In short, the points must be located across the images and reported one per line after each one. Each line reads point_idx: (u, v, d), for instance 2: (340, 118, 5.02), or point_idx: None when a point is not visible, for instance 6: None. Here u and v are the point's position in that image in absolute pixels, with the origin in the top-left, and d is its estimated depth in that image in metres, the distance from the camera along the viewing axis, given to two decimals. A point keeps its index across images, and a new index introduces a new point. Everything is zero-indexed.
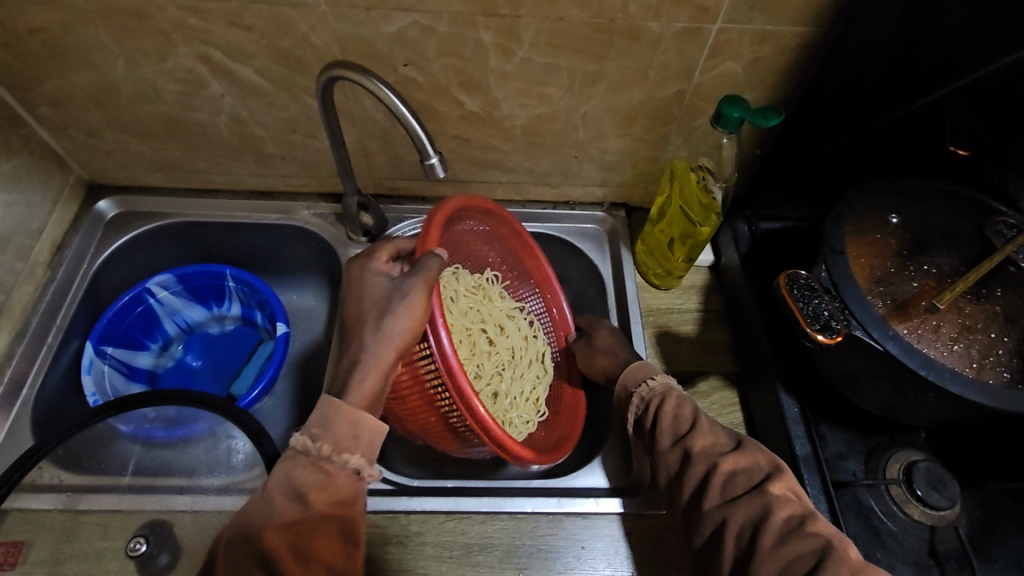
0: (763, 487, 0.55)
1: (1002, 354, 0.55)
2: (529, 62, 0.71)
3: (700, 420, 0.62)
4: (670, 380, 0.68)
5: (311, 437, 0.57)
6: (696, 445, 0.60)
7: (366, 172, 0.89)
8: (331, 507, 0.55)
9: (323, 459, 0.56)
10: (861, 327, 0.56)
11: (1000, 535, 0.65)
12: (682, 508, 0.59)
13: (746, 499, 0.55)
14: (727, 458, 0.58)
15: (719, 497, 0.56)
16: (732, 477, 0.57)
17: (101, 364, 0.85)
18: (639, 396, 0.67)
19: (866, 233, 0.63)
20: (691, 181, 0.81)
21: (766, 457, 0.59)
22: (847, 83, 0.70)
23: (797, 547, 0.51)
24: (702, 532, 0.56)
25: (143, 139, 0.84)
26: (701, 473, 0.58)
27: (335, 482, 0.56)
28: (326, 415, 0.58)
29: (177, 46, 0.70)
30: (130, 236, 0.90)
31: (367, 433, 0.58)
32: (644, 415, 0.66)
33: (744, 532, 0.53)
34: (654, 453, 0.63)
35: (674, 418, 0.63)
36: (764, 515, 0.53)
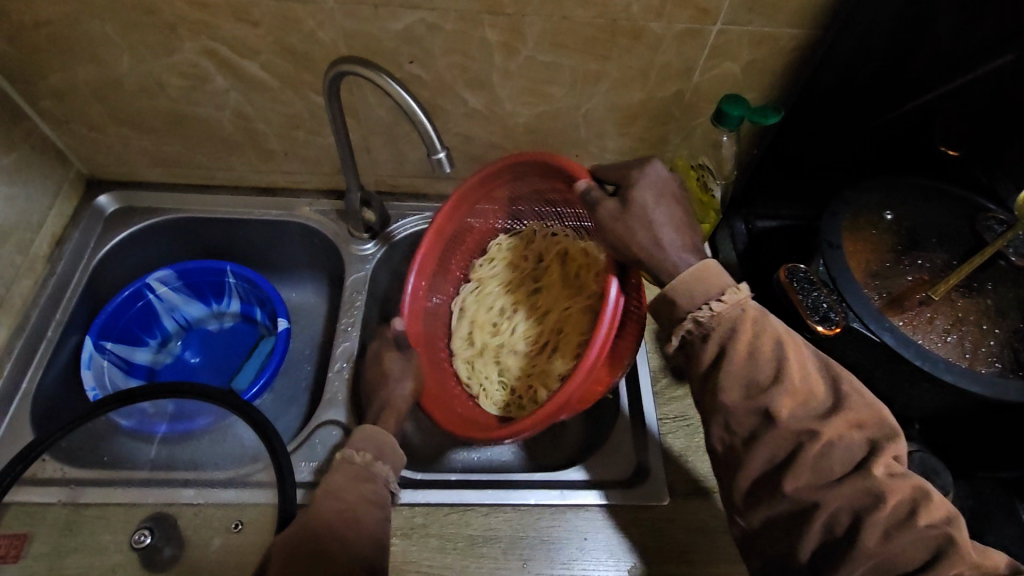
0: (865, 468, 0.49)
1: (994, 345, 0.57)
2: (533, 60, 0.72)
3: (785, 366, 0.54)
4: (738, 296, 0.56)
5: (353, 450, 0.61)
6: (782, 412, 0.52)
7: (369, 169, 0.89)
8: (368, 504, 0.57)
9: (362, 466, 0.59)
10: (859, 319, 0.57)
11: (991, 523, 0.66)
12: (756, 474, 0.53)
13: (844, 481, 0.49)
14: (823, 426, 0.51)
15: (809, 476, 0.50)
16: (829, 451, 0.50)
17: (101, 359, 0.85)
18: (693, 319, 0.57)
19: (861, 229, 0.65)
20: (691, 179, 0.81)
21: (872, 418, 0.51)
22: (842, 84, 0.72)
23: (907, 540, 0.47)
24: (777, 506, 0.52)
25: (146, 134, 0.84)
26: (789, 442, 0.51)
27: (372, 486, 0.58)
28: (365, 432, 0.62)
29: (183, 41, 0.71)
30: (130, 231, 0.90)
31: (394, 453, 0.62)
32: (701, 344, 0.57)
33: (838, 516, 0.49)
34: (719, 406, 0.55)
35: (751, 361, 0.54)
36: (868, 504, 0.48)
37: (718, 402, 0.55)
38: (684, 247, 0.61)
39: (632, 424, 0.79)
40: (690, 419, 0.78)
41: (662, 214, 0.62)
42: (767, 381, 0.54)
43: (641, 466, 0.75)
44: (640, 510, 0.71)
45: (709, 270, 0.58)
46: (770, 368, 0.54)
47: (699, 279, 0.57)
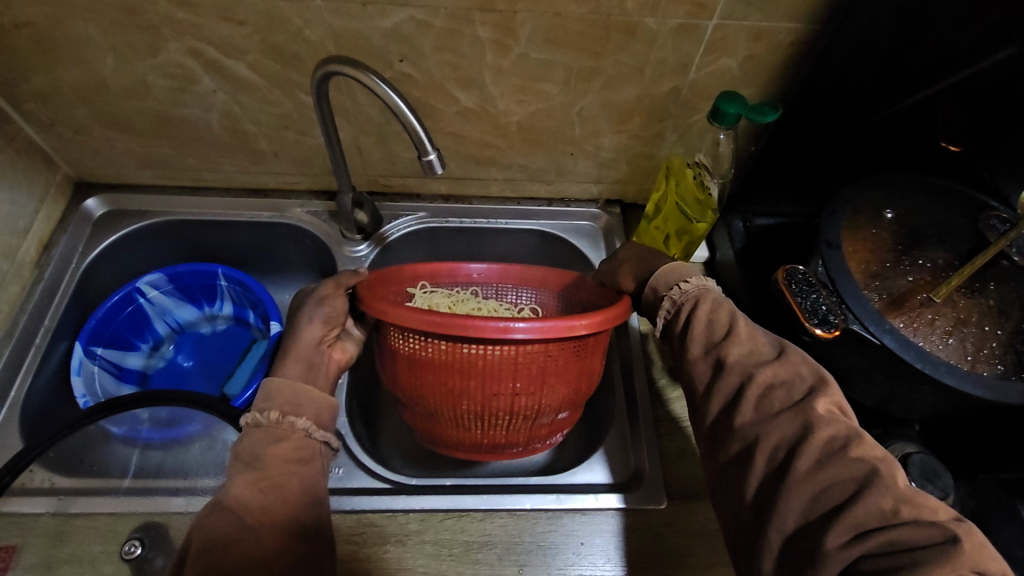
0: (805, 404, 0.49)
1: (996, 347, 0.56)
2: (526, 57, 0.71)
3: (737, 326, 0.56)
4: (706, 280, 0.62)
5: (260, 410, 0.57)
6: (730, 355, 0.54)
7: (361, 169, 0.88)
8: (289, 464, 0.54)
9: (273, 426, 0.56)
10: (858, 321, 0.56)
11: (993, 523, 0.65)
12: (711, 424, 0.54)
13: (783, 416, 0.49)
14: (763, 369, 0.52)
15: (754, 412, 0.50)
16: (770, 391, 0.50)
17: (92, 365, 0.83)
18: (670, 300, 0.62)
19: (861, 228, 0.63)
20: (687, 177, 0.80)
21: (810, 367, 0.52)
22: (840, 79, 0.71)
23: (836, 470, 0.44)
24: (730, 448, 0.51)
25: (133, 136, 0.83)
26: (735, 384, 0.53)
27: (289, 442, 0.55)
28: (271, 387, 0.58)
29: (167, 41, 0.69)
30: (120, 236, 0.88)
31: (313, 401, 0.59)
32: (675, 319, 0.61)
33: (779, 452, 0.48)
34: (683, 361, 0.58)
35: (708, 324, 0.58)
36: (804, 436, 0.47)
37: (685, 360, 0.58)
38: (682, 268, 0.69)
39: (629, 426, 0.78)
40: (687, 421, 0.77)
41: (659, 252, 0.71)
42: (722, 338, 0.56)
43: (638, 469, 0.74)
44: (636, 514, 0.70)
45: (677, 267, 0.65)
46: (724, 328, 0.57)
47: (672, 274, 0.65)
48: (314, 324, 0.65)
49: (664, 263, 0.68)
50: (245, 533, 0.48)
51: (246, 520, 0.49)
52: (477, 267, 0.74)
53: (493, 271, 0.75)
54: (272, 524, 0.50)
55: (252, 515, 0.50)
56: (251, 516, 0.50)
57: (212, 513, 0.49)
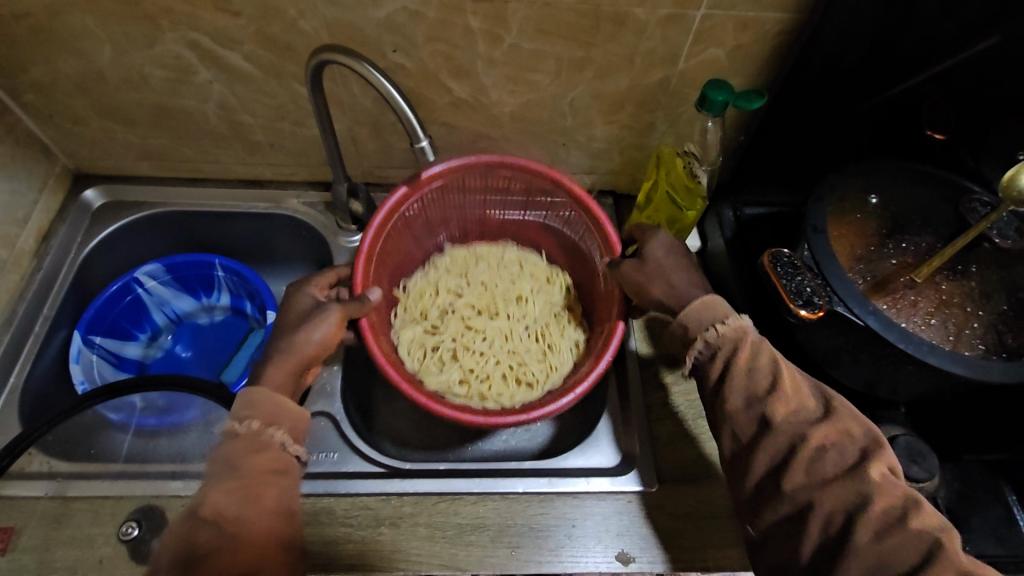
0: (860, 470, 0.54)
1: (978, 327, 0.57)
2: (517, 48, 0.72)
3: (781, 379, 0.59)
4: (743, 319, 0.63)
5: (240, 418, 0.58)
6: (779, 416, 0.57)
7: (357, 160, 0.89)
8: (268, 474, 0.55)
9: (253, 435, 0.57)
10: (843, 303, 0.57)
11: (979, 504, 0.65)
12: (758, 480, 0.58)
13: (837, 482, 0.54)
14: (814, 430, 0.56)
15: (806, 475, 0.55)
16: (823, 454, 0.55)
17: (90, 353, 0.85)
18: (703, 340, 0.62)
19: (846, 213, 0.64)
20: (677, 166, 0.81)
21: (859, 426, 0.57)
22: (827, 69, 0.71)
23: (896, 540, 0.51)
24: (780, 508, 0.56)
25: (131, 127, 0.84)
26: (785, 444, 0.57)
27: (268, 453, 0.56)
28: (255, 396, 0.59)
29: (164, 32, 0.70)
30: (117, 226, 0.89)
31: (291, 413, 0.59)
32: (709, 362, 0.63)
33: (835, 517, 0.53)
34: (721, 411, 0.61)
35: (750, 375, 0.60)
36: (860, 504, 0.53)
37: (723, 411, 0.61)
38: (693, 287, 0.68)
39: (621, 413, 0.79)
40: (678, 407, 0.78)
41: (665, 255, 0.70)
42: (764, 391, 0.59)
43: (627, 453, 0.75)
44: (626, 499, 0.71)
45: (712, 302, 0.65)
46: (767, 381, 0.60)
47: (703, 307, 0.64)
48: (303, 339, 0.65)
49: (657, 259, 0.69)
50: (227, 541, 0.51)
51: (225, 529, 0.51)
52: (439, 164, 0.75)
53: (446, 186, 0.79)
54: (249, 533, 0.52)
55: (229, 525, 0.51)
56: (229, 525, 0.51)
57: (190, 521, 0.52)
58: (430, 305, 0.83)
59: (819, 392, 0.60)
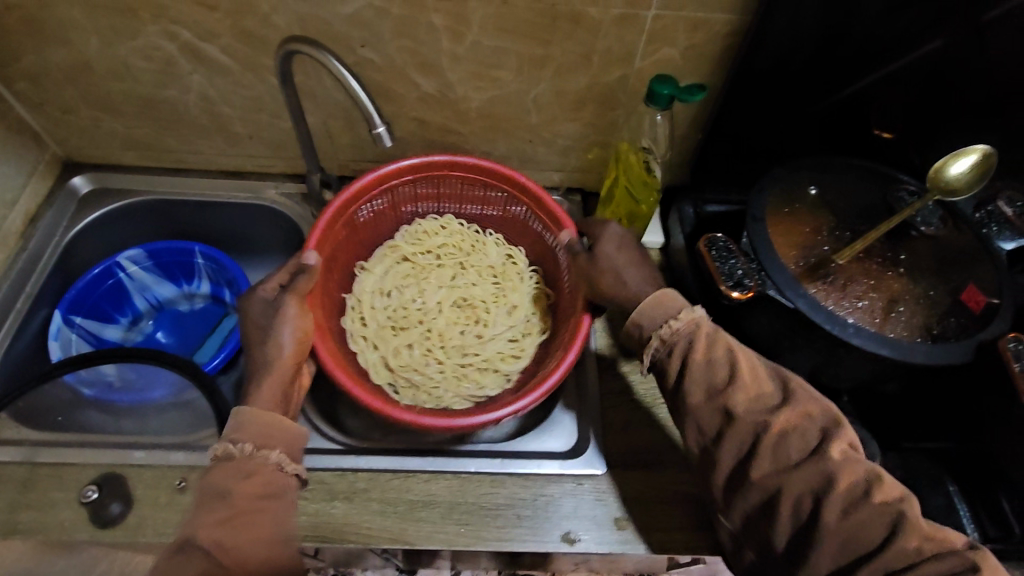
0: (822, 451, 0.54)
1: (904, 312, 0.59)
2: (479, 44, 0.75)
3: (738, 368, 0.58)
4: (696, 312, 0.62)
5: (231, 440, 0.59)
6: (739, 406, 0.56)
7: (332, 154, 0.93)
8: (261, 500, 0.57)
9: (245, 459, 0.58)
10: (775, 287, 0.59)
11: (919, 492, 0.66)
12: (725, 474, 0.57)
13: (803, 466, 0.54)
14: (775, 417, 0.56)
15: (772, 462, 0.55)
16: (786, 439, 0.55)
17: (70, 332, 0.89)
18: (658, 338, 0.62)
19: (786, 205, 0.66)
20: (634, 164, 0.83)
21: (818, 407, 0.57)
22: (777, 68, 0.74)
23: (863, 517, 0.51)
24: (749, 498, 0.55)
25: (117, 116, 0.88)
26: (749, 434, 0.56)
27: (261, 478, 0.58)
28: (243, 418, 0.59)
29: (146, 24, 0.75)
30: (102, 212, 0.93)
31: (283, 432, 0.60)
32: (667, 359, 0.62)
33: (804, 502, 0.53)
34: (684, 408, 0.60)
35: (708, 366, 0.59)
36: (827, 485, 0.52)
37: (685, 405, 0.60)
38: (645, 281, 0.69)
39: (577, 401, 0.80)
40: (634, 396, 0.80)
41: (618, 257, 0.70)
42: (723, 382, 0.59)
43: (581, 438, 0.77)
44: (576, 482, 0.72)
45: (666, 297, 0.64)
46: (725, 371, 0.59)
47: (656, 304, 0.64)
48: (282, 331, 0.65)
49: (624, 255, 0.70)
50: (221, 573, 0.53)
51: (221, 562, 0.53)
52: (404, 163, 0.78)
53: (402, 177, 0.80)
54: (247, 559, 0.55)
55: (225, 554, 0.54)
56: (226, 555, 0.54)
57: (181, 553, 0.53)
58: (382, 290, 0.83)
59: (776, 375, 0.59)
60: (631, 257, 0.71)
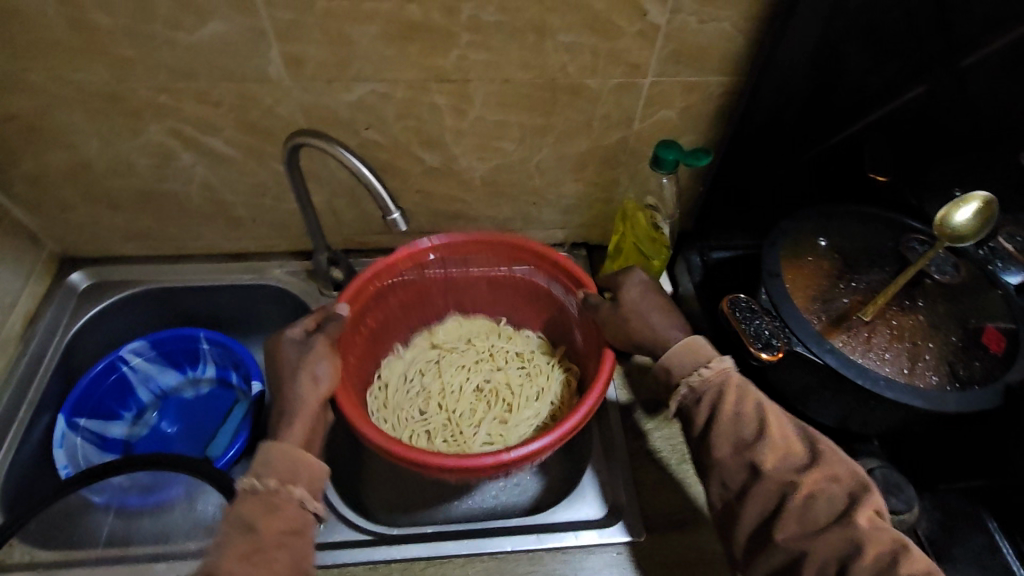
0: (849, 517, 0.53)
1: (930, 359, 0.60)
2: (482, 119, 0.77)
3: (767, 425, 0.58)
4: (725, 363, 0.62)
5: (257, 475, 0.57)
6: (767, 463, 0.56)
7: (337, 230, 0.92)
8: (284, 536, 0.55)
9: (270, 493, 0.56)
10: (802, 342, 0.60)
11: (960, 533, 0.66)
12: (746, 532, 0.57)
13: (830, 530, 0.53)
14: (803, 477, 0.55)
15: (798, 524, 0.54)
16: (812, 503, 0.54)
17: (74, 436, 0.85)
18: (686, 385, 0.62)
19: (800, 256, 0.68)
20: (641, 221, 0.85)
21: (848, 471, 0.56)
22: (772, 122, 0.76)
23: None
24: (772, 559, 0.55)
25: (117, 211, 0.87)
26: (774, 493, 0.55)
27: (284, 514, 0.56)
28: (270, 453, 0.58)
29: (149, 123, 0.75)
30: (102, 306, 0.91)
31: (310, 468, 0.59)
32: (694, 407, 0.62)
33: (829, 566, 0.52)
34: (708, 460, 0.60)
35: (735, 420, 0.59)
36: (854, 552, 0.52)
37: (710, 457, 0.60)
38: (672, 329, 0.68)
39: (606, 462, 0.79)
40: (662, 453, 0.79)
41: (650, 305, 0.70)
42: (751, 437, 0.58)
43: (615, 502, 0.76)
44: (616, 551, 0.71)
45: (695, 344, 0.64)
46: (753, 426, 0.58)
47: (687, 351, 0.64)
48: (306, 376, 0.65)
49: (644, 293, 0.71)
50: None
51: None
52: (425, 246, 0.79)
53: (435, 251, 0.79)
54: None
55: None
56: None
57: None
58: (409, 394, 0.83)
59: (806, 434, 0.59)
60: (656, 300, 0.71)
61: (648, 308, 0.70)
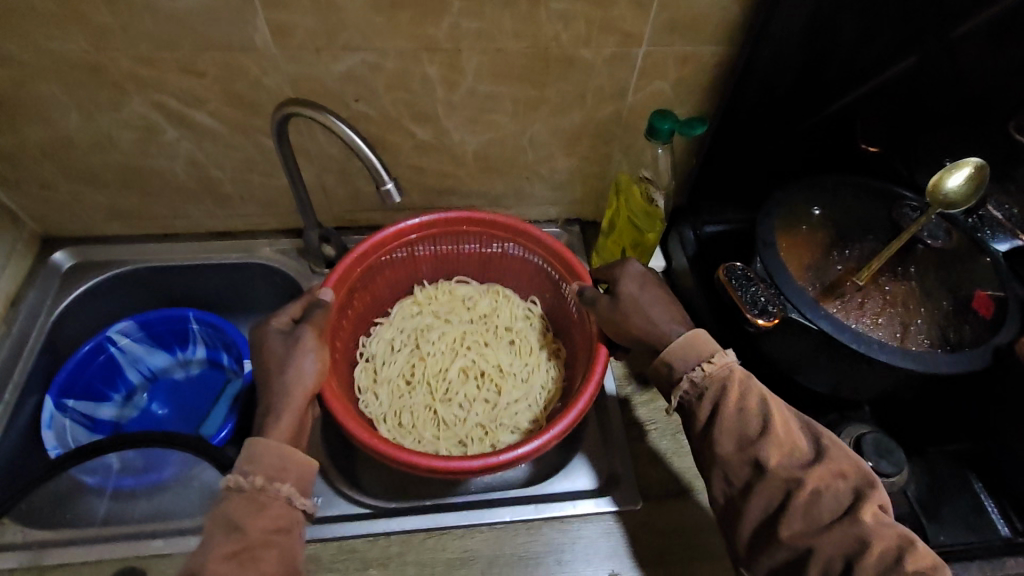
0: (855, 513, 0.53)
1: (921, 324, 0.61)
2: (474, 91, 0.76)
3: (771, 420, 0.58)
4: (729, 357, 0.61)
5: (243, 472, 0.56)
6: (772, 460, 0.56)
7: (327, 206, 0.91)
8: (270, 533, 0.54)
9: (256, 490, 0.55)
10: (797, 309, 0.61)
11: (947, 494, 0.68)
12: (750, 530, 0.57)
13: (835, 528, 0.53)
14: (808, 473, 0.55)
15: (803, 522, 0.54)
16: (818, 498, 0.54)
17: (63, 418, 0.84)
18: (689, 380, 0.62)
19: (794, 226, 0.68)
20: (635, 194, 0.84)
21: (851, 465, 0.56)
22: (765, 93, 0.76)
23: None
24: (777, 555, 0.55)
25: (99, 188, 0.85)
26: (781, 490, 0.55)
27: (270, 512, 0.54)
28: (257, 448, 0.57)
29: (130, 95, 0.73)
30: (88, 287, 0.89)
31: (298, 465, 0.57)
32: (696, 403, 0.62)
33: (835, 563, 0.52)
34: (711, 456, 0.60)
35: (738, 416, 0.59)
36: (861, 548, 0.52)
37: (714, 454, 0.59)
38: (673, 320, 0.68)
39: (603, 434, 0.80)
40: (657, 423, 0.79)
41: (650, 296, 0.69)
42: (755, 434, 0.58)
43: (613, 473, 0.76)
44: (614, 520, 0.72)
45: (698, 338, 0.64)
46: (758, 423, 0.59)
47: (693, 344, 0.63)
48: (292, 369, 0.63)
49: (637, 286, 0.70)
50: None
51: None
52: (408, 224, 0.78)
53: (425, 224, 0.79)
54: None
55: None
56: None
57: None
58: (401, 357, 0.83)
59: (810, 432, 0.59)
60: (655, 292, 0.70)
61: (647, 298, 0.69)
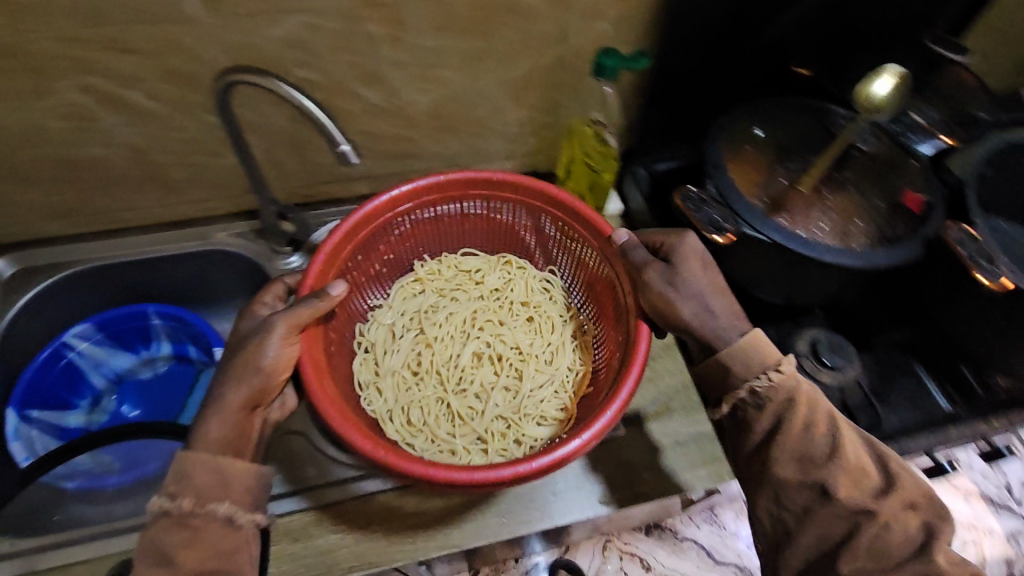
0: (925, 558, 0.56)
1: (860, 226, 0.68)
2: (419, 47, 0.75)
3: (841, 445, 0.57)
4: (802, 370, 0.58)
5: (171, 494, 0.52)
6: (844, 494, 0.56)
7: (281, 182, 0.89)
8: (210, 559, 0.52)
9: (187, 516, 0.52)
10: (748, 224, 0.65)
11: (894, 380, 0.75)
12: (811, 559, 0.58)
13: (903, 563, 0.56)
14: (880, 507, 0.56)
15: (870, 556, 0.56)
16: (886, 531, 0.56)
17: (30, 428, 0.82)
18: (750, 389, 0.59)
19: (741, 148, 0.72)
20: (587, 136, 0.86)
21: (917, 491, 0.58)
22: (701, 24, 0.79)
23: None
24: None
25: (32, 186, 0.80)
26: (848, 524, 0.57)
27: (207, 536, 0.52)
28: (186, 470, 0.52)
29: (55, 81, 0.69)
30: (34, 292, 0.84)
31: (236, 479, 0.54)
32: (756, 415, 0.59)
33: None
34: (769, 482, 0.59)
35: (803, 440, 0.58)
36: None
37: (772, 478, 0.59)
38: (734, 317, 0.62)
39: None
40: None
41: (711, 283, 0.62)
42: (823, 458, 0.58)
43: None
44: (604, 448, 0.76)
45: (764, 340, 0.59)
46: (825, 445, 0.58)
47: (759, 348, 0.58)
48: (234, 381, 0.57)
49: (692, 266, 0.63)
50: None
51: None
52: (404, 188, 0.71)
53: (419, 190, 0.72)
54: None
55: None
56: None
57: None
58: (406, 344, 0.78)
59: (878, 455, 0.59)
60: (713, 281, 0.63)
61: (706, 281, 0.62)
